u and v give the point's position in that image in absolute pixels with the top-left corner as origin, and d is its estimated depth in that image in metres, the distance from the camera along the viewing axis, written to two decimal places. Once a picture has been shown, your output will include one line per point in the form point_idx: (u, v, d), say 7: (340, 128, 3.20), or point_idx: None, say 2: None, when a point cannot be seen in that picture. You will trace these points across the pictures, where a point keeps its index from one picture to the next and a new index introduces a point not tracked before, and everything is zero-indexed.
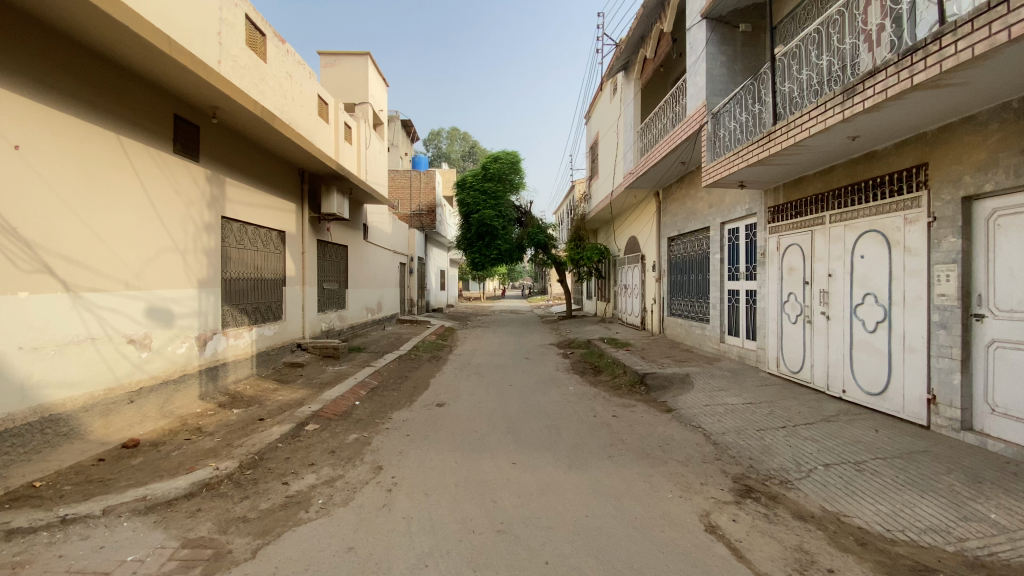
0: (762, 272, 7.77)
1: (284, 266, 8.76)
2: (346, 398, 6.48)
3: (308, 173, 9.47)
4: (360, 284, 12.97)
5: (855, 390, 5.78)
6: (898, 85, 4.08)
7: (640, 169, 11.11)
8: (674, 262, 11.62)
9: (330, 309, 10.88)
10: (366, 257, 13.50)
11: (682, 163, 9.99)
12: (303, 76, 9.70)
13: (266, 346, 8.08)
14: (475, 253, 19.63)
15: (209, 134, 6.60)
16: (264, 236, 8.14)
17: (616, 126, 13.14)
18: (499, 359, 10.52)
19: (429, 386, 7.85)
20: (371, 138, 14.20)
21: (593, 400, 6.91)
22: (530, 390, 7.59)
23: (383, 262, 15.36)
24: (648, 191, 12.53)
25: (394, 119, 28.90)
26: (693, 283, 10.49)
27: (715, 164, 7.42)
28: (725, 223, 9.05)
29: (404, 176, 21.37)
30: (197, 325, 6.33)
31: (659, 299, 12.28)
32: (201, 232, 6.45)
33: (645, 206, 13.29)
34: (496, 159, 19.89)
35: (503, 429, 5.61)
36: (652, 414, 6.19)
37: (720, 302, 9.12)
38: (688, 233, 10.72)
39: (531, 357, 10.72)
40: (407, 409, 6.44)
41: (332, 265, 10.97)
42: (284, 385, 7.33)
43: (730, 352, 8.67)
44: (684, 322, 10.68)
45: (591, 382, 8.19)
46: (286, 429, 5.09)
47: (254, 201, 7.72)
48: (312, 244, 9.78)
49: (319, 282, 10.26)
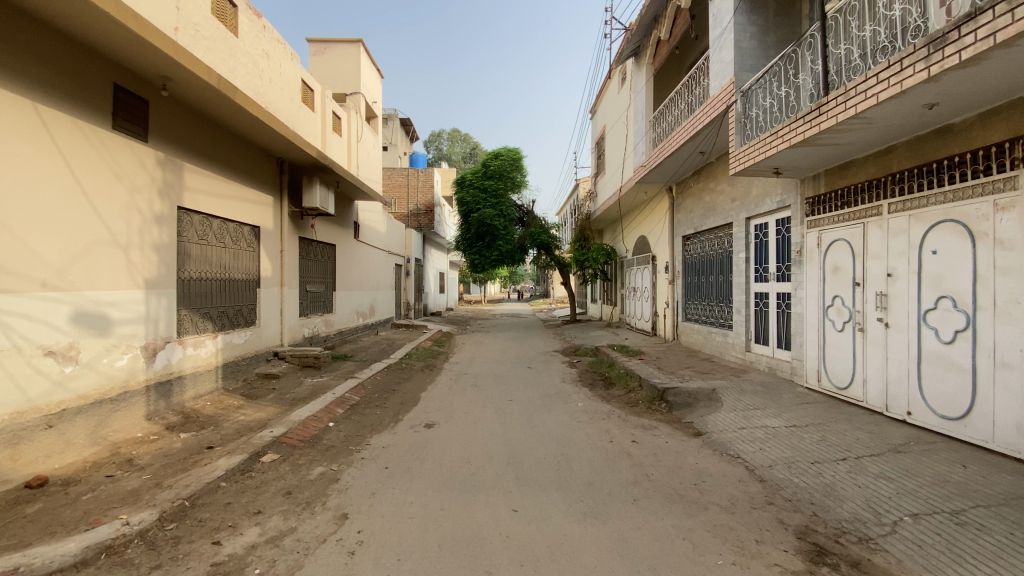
0: (798, 272, 6.81)
1: (259, 265, 7.85)
2: (318, 419, 5.51)
3: (288, 163, 8.58)
4: (349, 286, 12.05)
5: (924, 413, 4.82)
6: (1013, 26, 3.14)
7: (653, 161, 10.19)
8: (689, 262, 10.68)
9: (315, 313, 9.97)
10: (357, 258, 12.56)
11: (702, 152, 9.08)
12: (284, 57, 8.81)
13: (235, 356, 7.15)
14: (475, 254, 18.68)
15: (162, 111, 5.68)
16: (234, 232, 7.22)
17: (625, 117, 12.22)
18: (499, 368, 9.55)
19: (419, 401, 6.89)
20: (364, 131, 13.32)
21: (607, 421, 5.94)
22: (534, 407, 6.61)
23: (377, 264, 14.43)
24: (659, 186, 11.61)
25: (393, 118, 28.07)
26: (712, 285, 9.55)
27: (746, 148, 6.46)
28: (751, 218, 8.14)
29: (400, 174, 20.42)
30: (143, 332, 5.40)
31: (672, 303, 11.33)
32: (150, 225, 5.53)
33: (656, 203, 12.36)
34: (497, 155, 18.92)
35: (501, 460, 4.63)
36: (678, 440, 5.23)
37: (746, 306, 8.19)
38: (705, 229, 9.79)
39: (534, 367, 9.74)
40: (389, 432, 5.48)
41: (317, 265, 10.06)
42: (252, 401, 6.38)
43: (759, 363, 7.72)
44: (703, 328, 9.73)
45: (603, 396, 7.23)
46: (233, 463, 4.13)
47: (219, 191, 6.79)
48: (293, 242, 8.89)
49: (301, 283, 9.35)
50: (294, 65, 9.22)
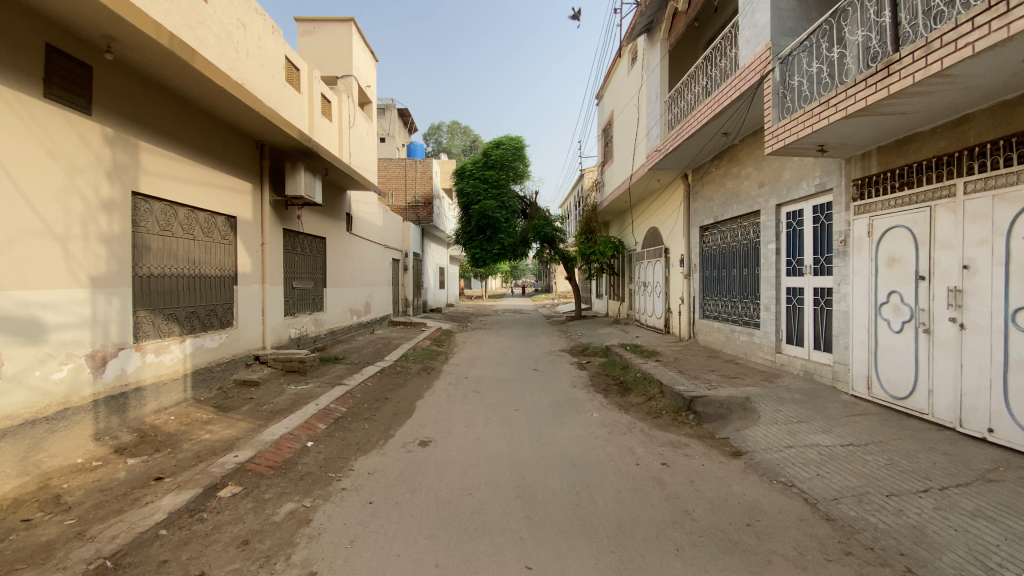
0: (843, 265, 6.01)
1: (237, 259, 7.07)
2: (294, 438, 4.73)
3: (270, 147, 7.78)
4: (342, 282, 11.26)
5: (1010, 431, 4.04)
6: None
7: (669, 145, 9.38)
8: (707, 255, 9.89)
9: (303, 312, 9.20)
10: (350, 252, 11.77)
11: (724, 134, 8.26)
12: (264, 31, 7.96)
13: (208, 362, 6.39)
14: (476, 248, 17.87)
15: (108, 79, 4.86)
16: (205, 222, 6.42)
17: (636, 100, 11.37)
18: (503, 371, 8.76)
19: (414, 412, 6.10)
20: (357, 117, 12.49)
21: (629, 437, 5.16)
22: (544, 419, 5.82)
23: (372, 259, 13.63)
24: (674, 173, 10.79)
25: (390, 108, 27.22)
26: (734, 279, 8.77)
27: (787, 122, 5.62)
28: (782, 206, 7.34)
29: (398, 165, 19.55)
30: (89, 338, 4.62)
31: (688, 299, 10.53)
32: (96, 213, 4.74)
33: (670, 192, 11.54)
34: (498, 144, 18.03)
35: (508, 492, 3.86)
36: (716, 462, 4.45)
37: (777, 303, 7.39)
38: (727, 219, 8.98)
39: (541, 369, 8.95)
40: (377, 453, 4.69)
41: (305, 260, 9.28)
42: (223, 414, 5.61)
43: (792, 366, 6.96)
44: (724, 326, 8.95)
45: (620, 404, 6.45)
46: (181, 503, 3.36)
47: (185, 175, 5.98)
48: (277, 234, 8.10)
49: (287, 280, 8.58)
50: (276, 40, 8.39)
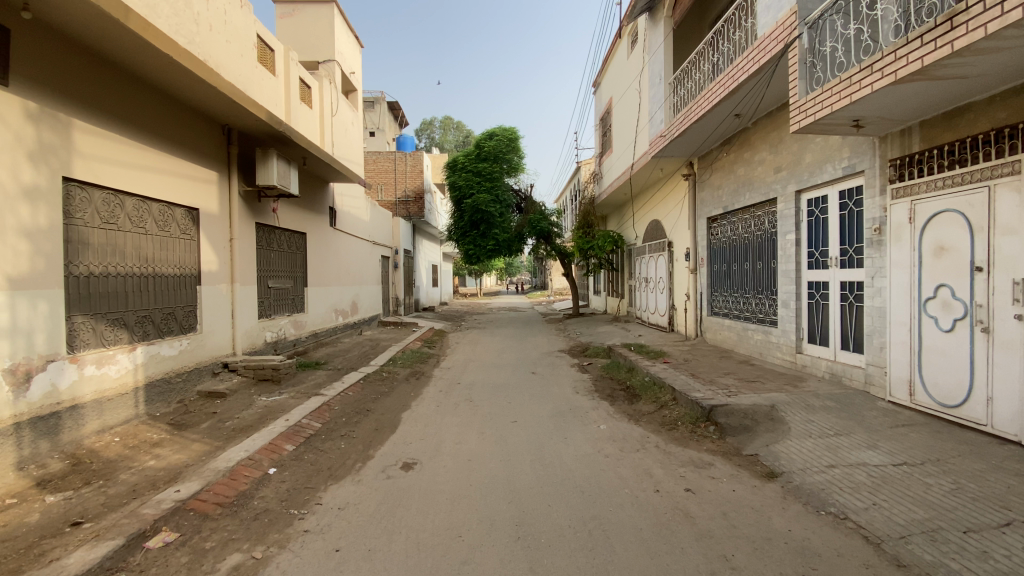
0: (877, 256, 5.37)
1: (201, 256, 6.35)
2: (254, 465, 4.04)
3: (238, 133, 7.04)
4: (326, 281, 10.53)
5: None
6: None
7: (675, 129, 8.70)
8: (715, 248, 9.25)
9: (280, 313, 8.47)
10: (334, 249, 11.02)
11: (736, 115, 7.60)
12: (231, 5, 7.21)
13: (166, 372, 5.66)
14: (469, 244, 17.16)
15: (30, 44, 4.10)
16: (159, 214, 5.70)
17: (638, 84, 10.68)
18: (498, 375, 8.08)
19: (398, 426, 5.41)
20: (341, 105, 11.73)
21: (643, 455, 4.49)
22: (545, 432, 5.15)
23: (359, 256, 12.88)
24: (678, 161, 10.14)
25: (380, 101, 26.43)
26: (747, 274, 8.13)
27: (817, 93, 4.96)
28: (802, 193, 6.70)
29: (387, 158, 18.70)
30: (9, 350, 3.89)
31: (695, 295, 9.90)
32: (14, 201, 3.99)
33: (673, 182, 10.88)
34: (491, 136, 17.23)
35: (507, 532, 3.18)
36: (750, 487, 3.79)
37: (797, 299, 6.77)
38: (738, 208, 8.33)
39: (539, 373, 8.27)
40: (351, 480, 4.00)
41: (281, 257, 8.54)
42: (178, 433, 4.89)
43: (816, 368, 6.33)
44: (736, 324, 8.32)
45: (629, 414, 5.78)
46: (93, 561, 2.66)
47: (132, 160, 5.26)
48: (248, 228, 7.37)
49: (261, 279, 7.85)
50: (246, 15, 7.64)
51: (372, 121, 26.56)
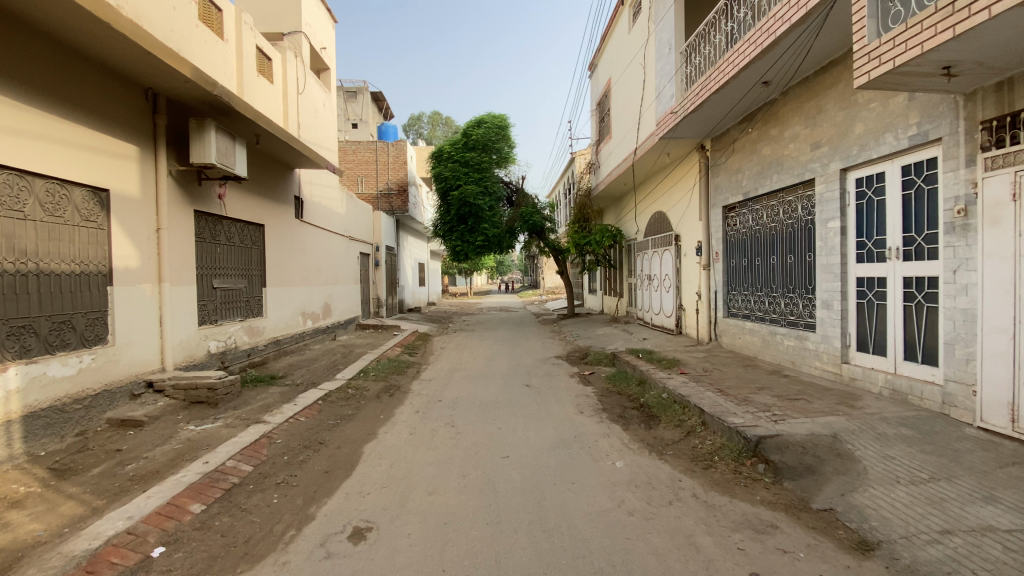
0: (961, 245, 4.27)
1: (114, 249, 5.08)
2: (132, 545, 2.82)
3: (167, 99, 5.76)
4: (291, 281, 9.24)
5: None
6: None
7: (688, 104, 7.56)
8: (732, 241, 8.14)
9: (229, 318, 7.20)
10: (301, 244, 9.73)
11: (764, 83, 6.48)
12: None
13: (58, 398, 4.40)
14: (456, 240, 15.90)
15: None
16: (46, 194, 4.43)
17: (642, 58, 9.52)
18: (487, 389, 6.89)
19: (356, 466, 4.22)
20: (310, 82, 10.42)
21: (680, 511, 3.33)
22: (545, 474, 3.98)
23: (333, 252, 11.56)
24: (688, 144, 9.01)
25: (363, 92, 25.15)
26: (774, 269, 7.01)
27: (896, 32, 3.86)
28: (850, 172, 5.59)
29: (367, 148, 17.29)
30: None
31: (708, 294, 8.77)
32: None
33: (680, 167, 9.74)
34: (479, 123, 15.92)
35: None
36: (845, 570, 2.65)
37: (843, 298, 5.66)
38: (762, 194, 7.23)
39: (535, 386, 7.09)
40: (271, 565, 2.78)
41: (230, 252, 7.27)
42: (53, 485, 3.64)
43: (871, 382, 5.24)
44: (761, 327, 7.20)
45: (650, 443, 4.64)
46: None
47: (4, 122, 3.99)
48: (183, 217, 6.11)
49: (202, 277, 6.58)
50: None
51: (354, 112, 25.29)
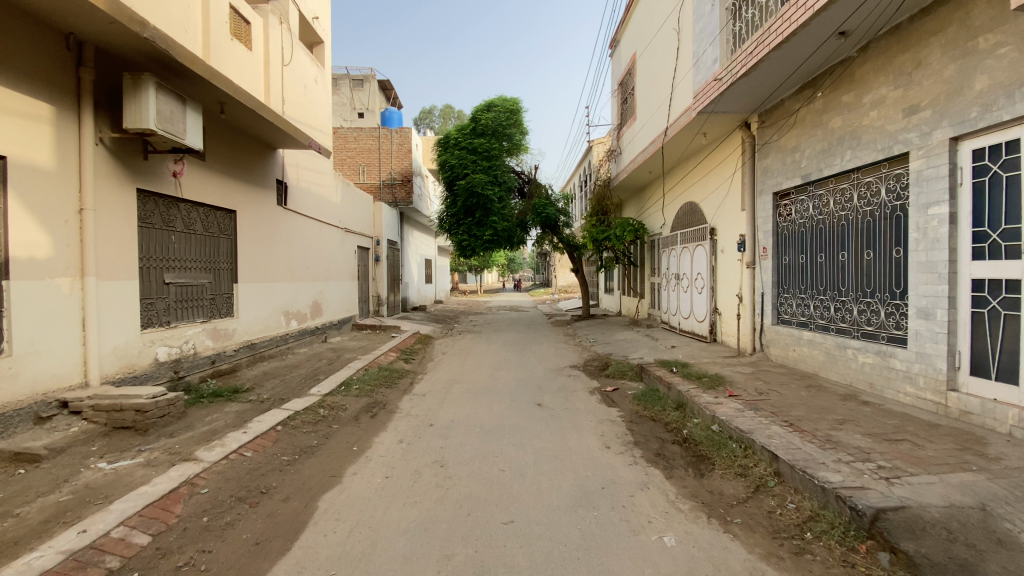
0: None
1: (12, 232, 3.95)
2: None
3: (96, 49, 4.64)
4: (271, 276, 8.10)
5: None
6: None
7: (736, 67, 6.26)
8: (785, 234, 6.83)
9: (188, 319, 6.09)
10: (286, 234, 8.60)
11: (841, 35, 5.18)
12: None
13: None
14: (462, 234, 14.72)
15: None
16: None
17: (677, 22, 8.20)
18: (491, 409, 5.69)
19: (302, 532, 3.04)
20: (299, 53, 9.27)
21: None
22: (563, 556, 2.77)
23: (325, 245, 10.43)
24: (730, 121, 7.70)
25: (371, 79, 24.03)
26: (844, 268, 5.70)
27: None
28: (964, 143, 4.29)
29: (370, 135, 16.15)
30: None
31: (752, 296, 7.46)
32: None
33: (718, 150, 8.42)
34: (489, 107, 14.65)
35: None
36: None
37: (951, 306, 4.36)
38: (828, 176, 5.93)
39: (548, 405, 5.86)
40: None
41: (189, 241, 6.15)
42: None
43: (998, 419, 3.93)
44: (825, 338, 5.89)
45: (707, 501, 3.41)
46: None
47: None
48: (119, 197, 5.00)
49: (149, 270, 5.46)
50: None
51: (361, 101, 24.19)
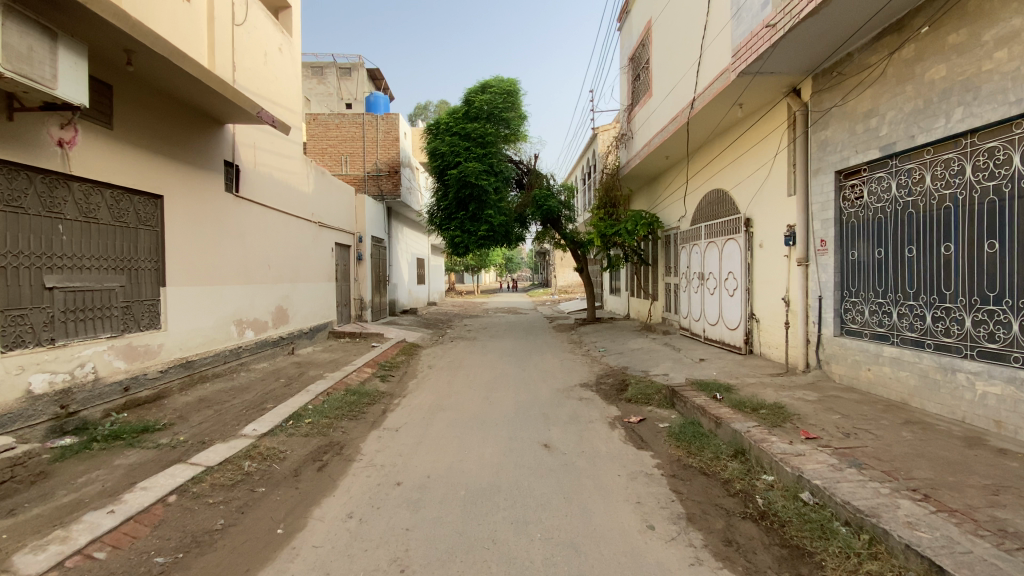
0: None
1: None
2: None
3: None
4: (219, 277, 6.67)
5: None
6: None
7: (793, 10, 4.88)
8: (852, 223, 5.43)
9: (85, 336, 4.67)
10: (239, 227, 7.16)
11: None
12: None
13: None
14: (455, 230, 13.31)
15: None
16: None
17: None
18: (483, 453, 4.27)
19: None
20: (257, 13, 7.81)
21: None
22: None
23: (293, 241, 8.99)
24: (776, 88, 6.31)
25: (359, 68, 22.61)
26: (951, 264, 4.31)
27: None
28: None
29: (353, 122, 14.69)
30: None
31: (805, 301, 6.06)
32: None
33: (757, 126, 7.03)
34: (484, 89, 13.19)
35: None
36: None
37: None
38: (923, 145, 4.54)
39: (558, 446, 4.44)
40: None
41: (88, 232, 4.74)
42: None
43: None
44: (921, 358, 4.49)
45: None
46: None
47: None
48: None
49: (18, 271, 4.05)
50: None
51: (349, 92, 22.80)
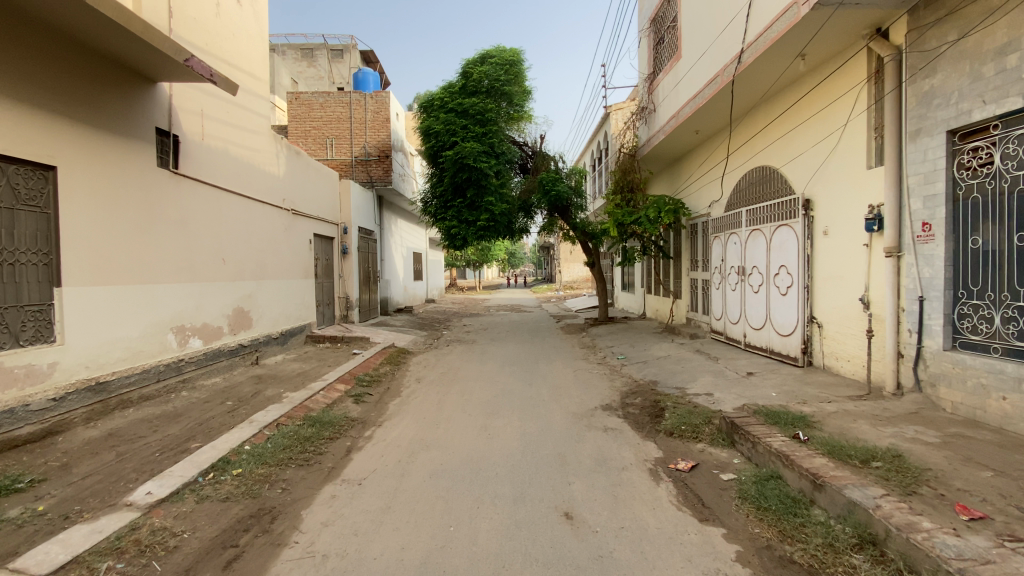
0: None
1: None
2: None
3: None
4: (151, 274, 5.34)
5: None
6: None
7: None
8: (972, 198, 4.03)
9: None
10: (182, 212, 5.82)
11: None
12: None
13: None
14: (452, 219, 11.96)
15: None
16: None
17: None
18: (474, 529, 2.92)
19: None
20: None
21: None
22: None
23: (259, 230, 7.65)
24: (855, 29, 4.91)
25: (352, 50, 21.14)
26: None
27: None
28: None
29: (339, 101, 13.28)
30: None
31: (896, 303, 4.66)
32: None
33: (825, 83, 5.62)
34: (484, 60, 11.78)
35: None
36: None
37: None
38: None
39: (584, 516, 3.09)
40: None
41: None
42: None
43: None
44: None
45: None
46: None
47: None
48: None
49: None
50: None
51: (341, 77, 21.39)
